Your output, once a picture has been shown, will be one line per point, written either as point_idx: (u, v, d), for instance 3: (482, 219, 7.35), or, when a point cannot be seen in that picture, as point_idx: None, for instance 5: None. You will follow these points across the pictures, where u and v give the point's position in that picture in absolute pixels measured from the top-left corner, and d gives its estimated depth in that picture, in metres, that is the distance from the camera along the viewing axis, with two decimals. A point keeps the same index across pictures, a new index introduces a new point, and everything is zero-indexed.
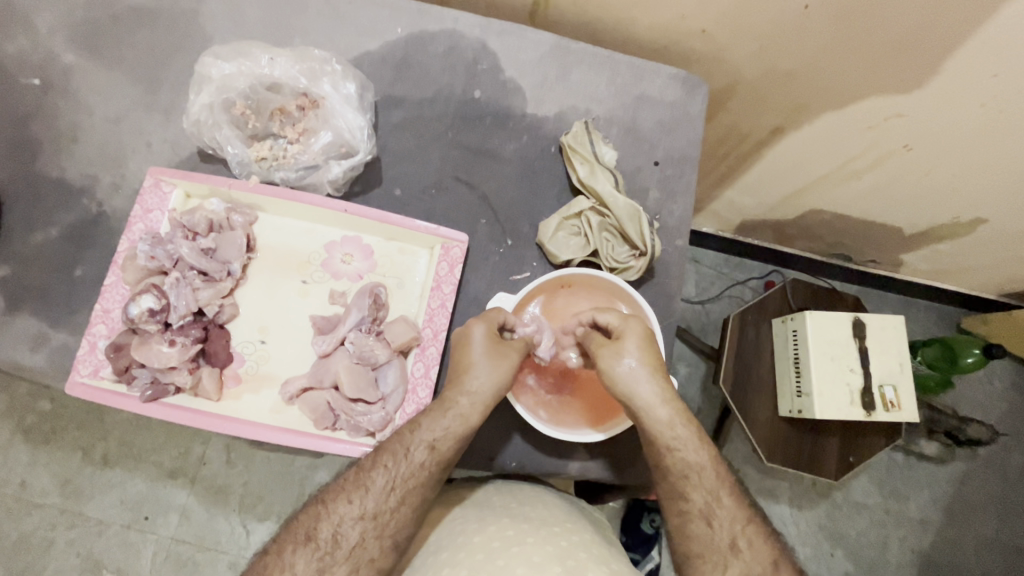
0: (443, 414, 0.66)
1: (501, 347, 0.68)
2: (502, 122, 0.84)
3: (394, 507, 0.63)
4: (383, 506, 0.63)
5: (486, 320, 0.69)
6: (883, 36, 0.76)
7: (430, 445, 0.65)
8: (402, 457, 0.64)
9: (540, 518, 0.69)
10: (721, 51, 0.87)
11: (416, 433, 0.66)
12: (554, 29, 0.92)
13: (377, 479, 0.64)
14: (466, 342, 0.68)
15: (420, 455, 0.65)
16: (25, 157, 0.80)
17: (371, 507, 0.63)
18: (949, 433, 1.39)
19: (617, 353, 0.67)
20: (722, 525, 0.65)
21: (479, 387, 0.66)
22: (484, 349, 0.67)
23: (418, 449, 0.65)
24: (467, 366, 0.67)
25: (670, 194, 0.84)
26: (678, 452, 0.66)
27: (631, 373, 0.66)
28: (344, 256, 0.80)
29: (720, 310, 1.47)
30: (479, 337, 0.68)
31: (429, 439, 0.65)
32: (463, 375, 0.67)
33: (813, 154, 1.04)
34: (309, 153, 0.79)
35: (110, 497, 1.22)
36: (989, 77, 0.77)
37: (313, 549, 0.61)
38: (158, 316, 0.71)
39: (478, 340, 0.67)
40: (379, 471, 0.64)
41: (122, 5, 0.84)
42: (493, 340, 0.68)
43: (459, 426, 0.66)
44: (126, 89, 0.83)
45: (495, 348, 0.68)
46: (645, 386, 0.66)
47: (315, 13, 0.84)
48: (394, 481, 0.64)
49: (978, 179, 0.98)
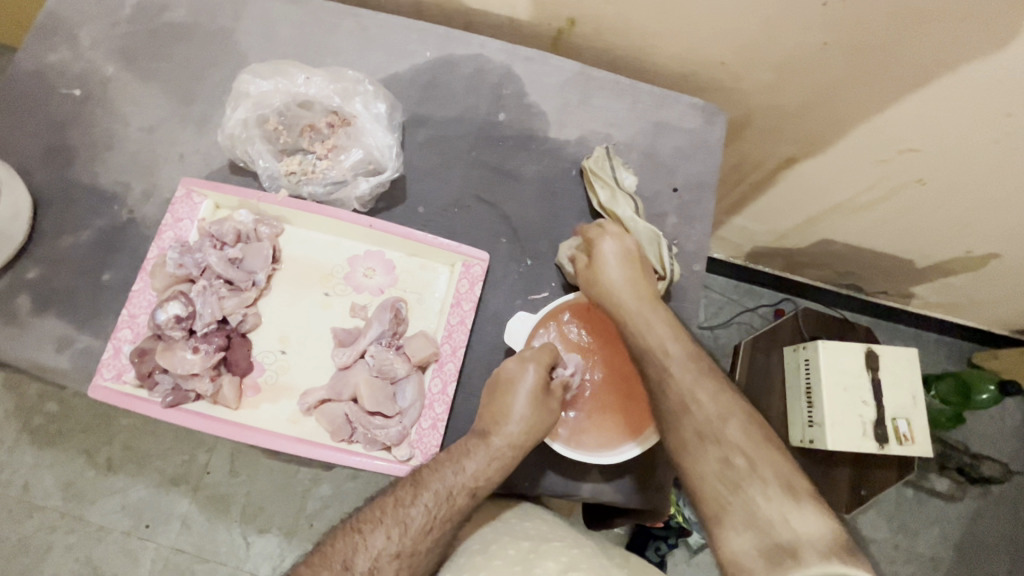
0: (487, 457, 0.68)
1: (547, 391, 0.70)
2: (524, 144, 0.86)
3: (429, 548, 0.65)
4: (420, 546, 0.64)
5: (537, 364, 0.70)
6: (898, 73, 0.78)
7: (472, 492, 0.67)
8: (444, 500, 0.66)
9: (540, 536, 0.71)
10: (739, 83, 0.90)
11: (459, 476, 0.67)
12: (576, 56, 0.95)
13: (417, 518, 0.65)
14: (513, 386, 0.70)
15: (462, 500, 0.66)
16: (59, 163, 0.83)
17: (408, 546, 0.64)
18: (961, 469, 1.43)
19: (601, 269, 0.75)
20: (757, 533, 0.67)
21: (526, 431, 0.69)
22: (532, 396, 0.69)
23: (460, 493, 0.66)
24: (512, 410, 0.69)
25: (688, 220, 0.86)
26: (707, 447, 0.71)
27: (613, 281, 0.73)
28: (367, 271, 0.81)
29: (729, 335, 1.47)
30: (530, 380, 0.69)
31: (471, 485, 0.67)
32: (508, 419, 0.69)
33: (825, 185, 1.05)
34: (338, 169, 0.82)
35: (112, 502, 1.21)
36: (1003, 116, 0.78)
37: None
38: (184, 323, 0.72)
39: (530, 387, 0.69)
40: (418, 510, 0.65)
41: (161, 21, 0.88)
42: (543, 387, 0.70)
43: (501, 470, 0.68)
44: (162, 101, 0.85)
45: (542, 392, 0.70)
46: (621, 289, 0.73)
47: (347, 34, 0.87)
48: (432, 522, 0.65)
49: (992, 215, 0.99)
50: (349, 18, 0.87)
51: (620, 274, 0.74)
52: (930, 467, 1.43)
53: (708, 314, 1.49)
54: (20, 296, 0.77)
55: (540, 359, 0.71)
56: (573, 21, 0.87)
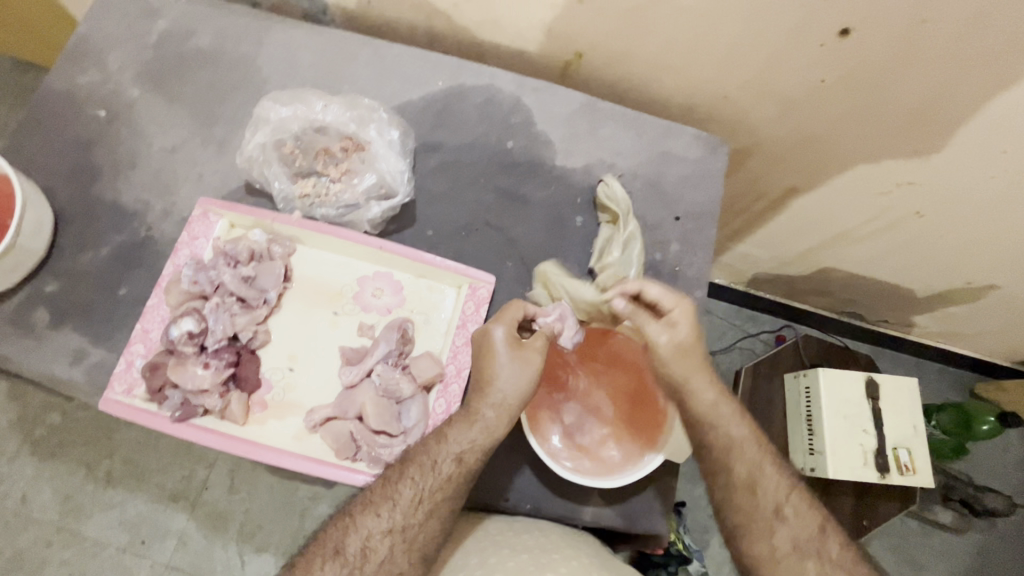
0: (469, 426, 0.69)
1: (522, 346, 0.70)
2: (533, 171, 0.88)
3: (422, 521, 0.67)
4: (411, 520, 0.66)
5: (504, 322, 0.71)
6: (898, 109, 0.81)
7: (457, 458, 0.68)
8: (429, 471, 0.68)
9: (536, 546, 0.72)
10: (742, 116, 0.92)
11: (443, 445, 0.69)
12: (584, 87, 0.98)
13: (405, 492, 0.67)
14: (487, 348, 0.70)
15: (448, 468, 0.68)
16: (82, 181, 0.85)
17: (399, 521, 0.66)
18: (964, 501, 1.39)
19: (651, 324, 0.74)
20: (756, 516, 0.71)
21: (507, 389, 0.69)
22: (507, 353, 0.69)
23: (445, 462, 0.68)
24: (491, 374, 0.69)
25: (691, 247, 0.88)
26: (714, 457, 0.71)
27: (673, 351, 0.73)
28: (375, 291, 0.83)
29: (730, 360, 1.48)
30: (501, 339, 0.70)
31: (455, 452, 0.68)
32: (489, 385, 0.69)
33: (826, 214, 1.07)
34: (351, 193, 0.84)
35: (111, 517, 1.21)
36: (999, 153, 0.81)
37: (342, 564, 0.65)
38: (196, 339, 0.74)
39: (500, 342, 0.70)
40: (406, 484, 0.68)
41: (187, 47, 0.91)
42: (514, 340, 0.70)
43: (485, 439, 0.68)
44: (184, 123, 0.89)
45: (516, 348, 0.70)
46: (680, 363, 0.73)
47: (364, 63, 0.90)
48: (421, 494, 0.67)
49: (991, 247, 1.01)
50: (366, 48, 0.91)
51: (689, 340, 0.73)
52: (933, 498, 1.40)
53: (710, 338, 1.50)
54: (37, 309, 0.79)
55: (506, 316, 0.71)
56: (581, 54, 0.90)
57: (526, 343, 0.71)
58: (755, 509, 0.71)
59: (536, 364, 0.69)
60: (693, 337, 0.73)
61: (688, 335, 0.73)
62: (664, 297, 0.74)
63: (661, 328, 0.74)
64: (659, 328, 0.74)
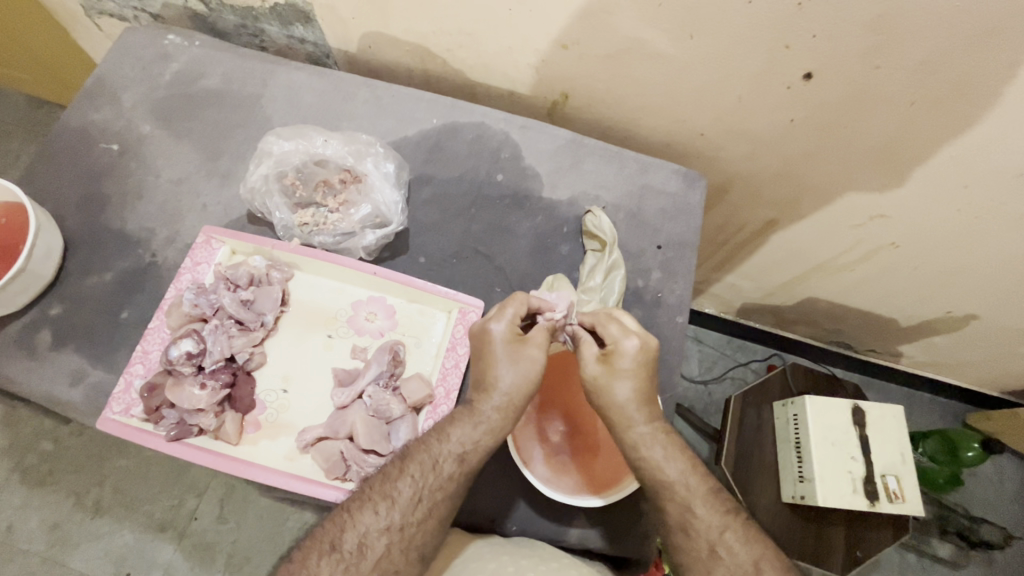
0: (472, 425, 0.71)
1: (522, 344, 0.72)
2: (521, 203, 0.93)
3: (420, 520, 0.68)
4: (409, 519, 0.67)
5: (503, 320, 0.72)
6: (863, 147, 0.86)
7: (459, 458, 0.70)
8: (430, 469, 0.69)
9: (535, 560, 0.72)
10: (718, 151, 0.97)
11: (444, 444, 0.70)
12: (570, 125, 1.04)
13: (405, 489, 0.68)
14: (486, 347, 0.72)
15: (449, 467, 0.69)
16: (93, 210, 0.90)
17: (397, 519, 0.67)
18: (961, 532, 1.39)
19: (590, 352, 0.74)
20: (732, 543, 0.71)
21: (506, 403, 0.70)
22: (506, 350, 0.71)
23: (447, 461, 0.70)
24: (489, 382, 0.71)
25: (672, 275, 0.91)
26: (695, 479, 0.73)
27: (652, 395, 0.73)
28: (369, 315, 0.86)
29: (723, 390, 1.51)
30: (500, 335, 0.72)
31: (457, 451, 0.70)
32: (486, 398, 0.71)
33: (806, 245, 1.12)
34: (347, 222, 0.89)
35: (96, 548, 1.20)
36: (961, 188, 0.85)
37: (338, 559, 0.65)
38: (195, 359, 0.77)
39: (501, 339, 0.72)
40: (405, 482, 0.69)
41: (197, 87, 0.98)
42: (514, 338, 0.72)
43: (488, 438, 0.71)
44: (191, 157, 0.94)
45: (516, 345, 0.72)
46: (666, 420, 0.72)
47: (363, 102, 0.97)
48: (420, 493, 0.68)
49: (964, 277, 1.04)
50: (365, 88, 0.97)
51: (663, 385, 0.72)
52: (930, 532, 1.39)
53: (702, 368, 1.53)
54: (41, 332, 0.81)
55: (508, 313, 0.73)
56: (566, 94, 0.96)
57: (528, 339, 0.73)
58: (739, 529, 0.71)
59: (537, 362, 0.72)
60: (625, 383, 0.72)
61: (623, 380, 0.72)
62: (618, 335, 0.73)
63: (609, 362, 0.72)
64: (596, 358, 0.74)
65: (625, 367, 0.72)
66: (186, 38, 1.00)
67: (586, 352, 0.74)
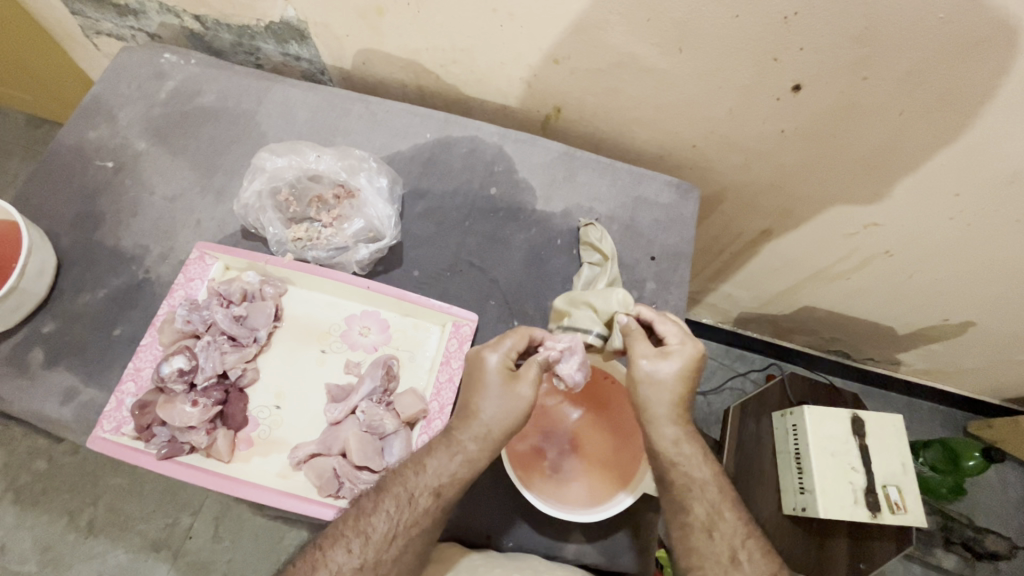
0: (449, 456, 0.70)
1: (514, 379, 0.71)
2: (514, 215, 0.93)
3: (395, 556, 0.67)
4: (383, 555, 0.67)
5: (500, 351, 0.72)
6: (850, 158, 0.87)
7: (435, 492, 0.69)
8: (406, 504, 0.69)
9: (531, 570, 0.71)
10: (710, 163, 0.98)
11: (421, 478, 0.70)
12: (564, 139, 1.05)
13: (380, 525, 0.68)
14: (478, 375, 0.71)
15: (425, 501, 0.69)
16: (87, 226, 0.90)
17: (371, 556, 0.67)
18: (966, 544, 1.37)
19: (645, 347, 0.73)
20: (732, 553, 0.70)
21: (492, 414, 0.70)
22: (497, 381, 0.71)
23: (422, 496, 0.69)
24: (478, 396, 0.70)
25: (666, 285, 0.91)
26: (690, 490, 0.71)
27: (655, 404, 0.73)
28: (362, 329, 0.86)
29: (722, 401, 1.50)
30: (494, 367, 0.71)
31: (433, 485, 0.69)
32: (476, 411, 0.70)
33: (801, 254, 1.12)
34: (341, 236, 0.89)
35: (89, 568, 1.18)
36: (952, 196, 0.85)
37: None
38: (186, 376, 0.77)
39: (492, 370, 0.71)
40: (381, 517, 0.68)
41: (193, 104, 0.98)
42: (507, 371, 0.71)
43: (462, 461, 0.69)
44: (186, 173, 0.94)
45: (508, 379, 0.71)
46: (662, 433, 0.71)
47: (356, 117, 0.97)
48: (395, 528, 0.68)
49: (960, 285, 1.04)
50: (359, 103, 0.98)
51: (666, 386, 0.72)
52: (934, 541, 1.37)
53: (700, 379, 1.52)
54: (33, 349, 0.81)
55: (504, 345, 0.72)
56: (558, 108, 0.97)
57: (518, 375, 0.71)
58: (749, 548, 0.70)
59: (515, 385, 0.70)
60: (674, 382, 0.73)
61: (667, 377, 0.72)
62: (674, 335, 0.74)
63: (651, 358, 0.73)
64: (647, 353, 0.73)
65: (673, 370, 0.73)
66: (183, 57, 1.01)
67: (640, 346, 0.74)
